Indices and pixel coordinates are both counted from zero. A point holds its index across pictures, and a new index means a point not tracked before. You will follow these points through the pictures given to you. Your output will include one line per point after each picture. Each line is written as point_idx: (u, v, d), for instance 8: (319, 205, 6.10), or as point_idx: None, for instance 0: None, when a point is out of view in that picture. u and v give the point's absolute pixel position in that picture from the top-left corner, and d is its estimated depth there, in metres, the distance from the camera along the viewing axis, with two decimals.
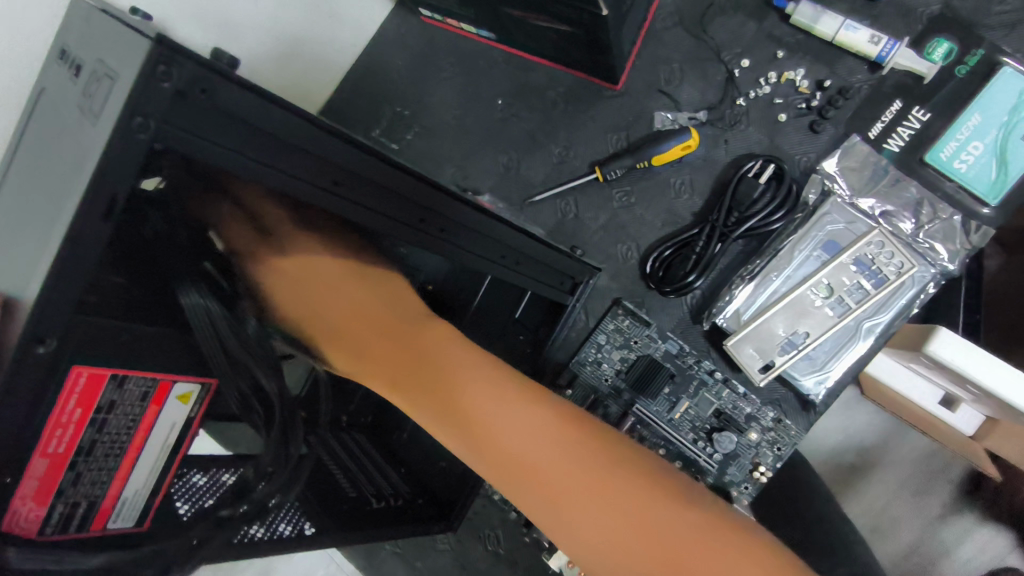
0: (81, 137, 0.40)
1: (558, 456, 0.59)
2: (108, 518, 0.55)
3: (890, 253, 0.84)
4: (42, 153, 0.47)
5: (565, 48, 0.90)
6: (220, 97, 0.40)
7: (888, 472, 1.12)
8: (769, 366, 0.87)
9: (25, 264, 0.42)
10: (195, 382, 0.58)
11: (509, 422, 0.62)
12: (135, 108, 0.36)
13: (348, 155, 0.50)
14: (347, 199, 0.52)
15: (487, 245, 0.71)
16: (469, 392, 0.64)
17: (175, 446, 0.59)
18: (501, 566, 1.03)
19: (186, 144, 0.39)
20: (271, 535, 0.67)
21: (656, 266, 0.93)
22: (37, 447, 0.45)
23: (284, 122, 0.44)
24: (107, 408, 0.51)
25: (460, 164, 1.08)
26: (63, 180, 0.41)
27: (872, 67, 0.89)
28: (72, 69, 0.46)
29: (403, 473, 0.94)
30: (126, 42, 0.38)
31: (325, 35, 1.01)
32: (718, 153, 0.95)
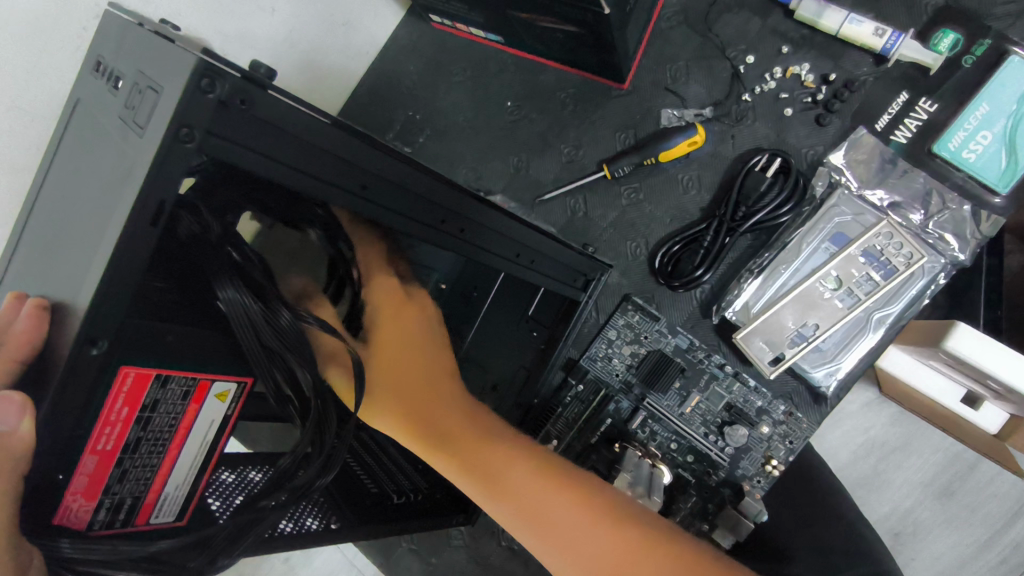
0: (128, 148, 0.42)
1: (560, 500, 0.63)
2: (151, 513, 0.56)
3: (898, 244, 0.84)
4: (84, 161, 0.50)
5: (574, 49, 0.92)
6: (259, 107, 0.42)
7: (908, 470, 1.10)
8: (780, 358, 0.87)
9: (74, 271, 0.44)
10: (233, 381, 0.58)
11: (520, 468, 0.67)
12: (181, 119, 0.38)
13: (373, 159, 0.52)
14: (373, 202, 0.54)
15: (504, 245, 0.72)
16: (487, 447, 0.70)
17: (213, 442, 0.59)
18: (516, 561, 1.03)
19: (227, 152, 0.42)
20: (299, 529, 0.69)
21: (665, 261, 0.94)
22: (87, 443, 0.46)
23: (309, 126, 0.46)
24: (152, 407, 0.51)
25: (472, 165, 1.10)
26: (110, 189, 0.43)
27: (878, 59, 0.90)
28: (109, 81, 0.49)
29: (421, 469, 0.94)
30: (170, 55, 0.40)
31: (340, 44, 1.05)
32: (726, 149, 0.96)
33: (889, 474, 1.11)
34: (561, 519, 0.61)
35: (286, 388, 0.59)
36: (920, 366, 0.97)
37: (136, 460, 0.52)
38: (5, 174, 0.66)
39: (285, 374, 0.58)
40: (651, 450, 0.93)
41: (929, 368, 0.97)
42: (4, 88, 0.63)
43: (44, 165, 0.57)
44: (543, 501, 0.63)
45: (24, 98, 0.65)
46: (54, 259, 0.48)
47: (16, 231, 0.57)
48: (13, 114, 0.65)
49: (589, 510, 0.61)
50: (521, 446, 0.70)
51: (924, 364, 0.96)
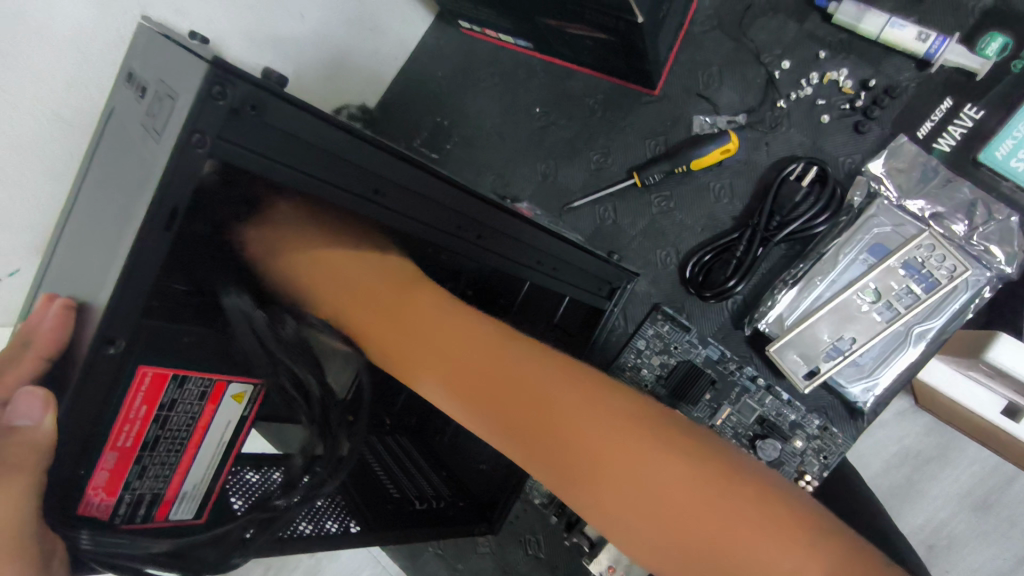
0: (147, 154, 0.43)
1: (597, 422, 0.52)
2: (170, 510, 0.55)
3: (940, 256, 0.81)
4: (112, 169, 0.51)
5: (603, 56, 0.91)
6: (270, 114, 0.42)
7: (948, 487, 1.07)
8: (815, 372, 0.85)
9: (96, 272, 0.45)
10: (249, 384, 0.58)
11: (588, 413, 0.53)
12: (193, 125, 0.39)
13: (394, 168, 0.52)
14: (387, 207, 0.54)
15: (522, 250, 0.71)
16: (541, 392, 0.55)
17: (230, 443, 0.59)
18: (542, 570, 1.02)
19: (244, 159, 0.43)
20: (319, 531, 0.69)
21: (696, 271, 0.92)
22: (107, 440, 0.46)
23: (330, 136, 0.46)
24: (170, 406, 0.51)
25: (500, 172, 1.10)
26: (130, 194, 0.44)
27: (921, 65, 0.87)
28: (137, 90, 0.50)
29: (444, 476, 0.94)
30: (185, 64, 0.41)
31: (368, 49, 1.05)
32: (759, 156, 0.94)
33: (922, 486, 1.08)
34: (605, 436, 0.50)
35: (291, 389, 0.56)
36: (960, 378, 0.88)
37: (155, 458, 0.52)
38: (46, 184, 0.67)
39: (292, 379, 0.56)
40: None
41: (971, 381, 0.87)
42: (45, 100, 0.65)
43: (81, 174, 0.59)
44: (623, 463, 0.49)
45: (63, 108, 0.66)
46: (82, 261, 0.50)
47: (56, 237, 0.59)
48: (55, 125, 0.66)
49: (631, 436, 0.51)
50: (578, 383, 0.57)
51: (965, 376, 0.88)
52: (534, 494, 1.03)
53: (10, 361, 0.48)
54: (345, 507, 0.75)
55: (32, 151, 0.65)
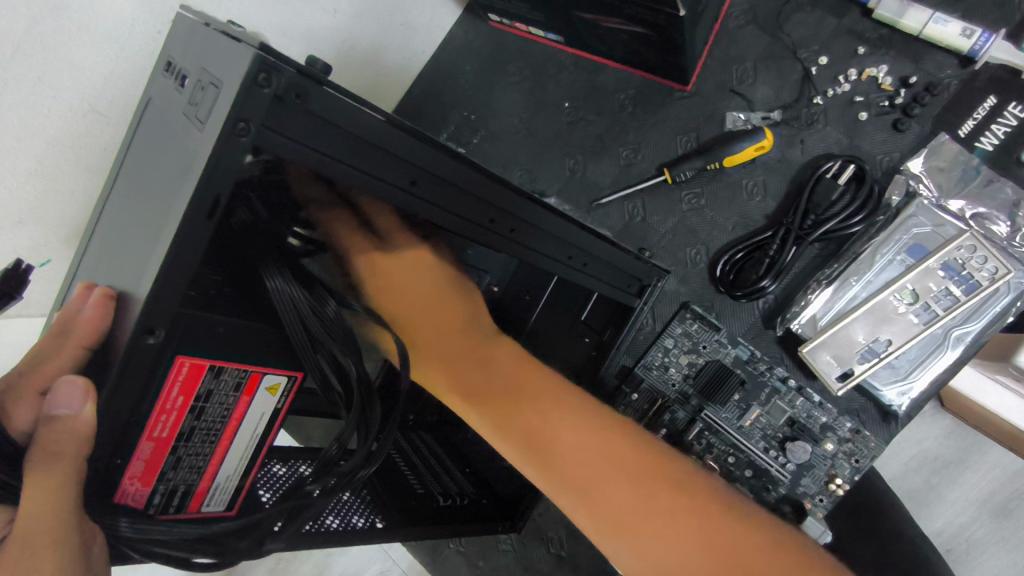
0: (189, 143, 0.42)
1: (581, 447, 0.63)
2: (203, 502, 0.53)
3: (982, 257, 0.79)
4: (151, 158, 0.50)
5: (637, 50, 0.89)
6: (315, 101, 0.41)
7: (981, 494, 1.04)
8: (848, 374, 0.83)
9: (137, 261, 0.44)
10: (284, 375, 0.54)
11: (614, 458, 0.61)
12: (238, 113, 0.38)
13: (432, 158, 0.50)
14: (424, 199, 0.52)
15: (554, 246, 0.69)
16: (545, 429, 0.65)
17: (264, 436, 0.56)
18: (564, 569, 1.01)
19: (283, 148, 0.41)
20: (345, 526, 0.68)
21: (727, 270, 0.91)
22: (143, 430, 0.45)
23: (371, 126, 0.45)
24: (205, 398, 0.49)
25: (527, 167, 1.09)
26: (172, 182, 0.43)
27: (964, 61, 0.85)
28: (176, 79, 0.49)
29: (467, 473, 0.92)
30: (229, 50, 0.40)
31: (398, 43, 1.04)
32: (794, 153, 0.93)
33: (949, 492, 1.06)
34: (582, 465, 0.62)
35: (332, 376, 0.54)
36: (986, 380, 0.85)
37: (189, 449, 0.50)
38: (80, 173, 0.67)
39: (332, 363, 0.54)
40: (710, 463, 0.91)
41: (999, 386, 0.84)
42: (84, 91, 0.64)
43: (118, 165, 0.58)
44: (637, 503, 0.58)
45: (99, 99, 0.66)
46: (119, 251, 0.49)
47: (92, 227, 0.59)
48: (91, 117, 0.66)
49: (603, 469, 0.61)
50: (612, 433, 0.64)
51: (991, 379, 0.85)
52: None
53: (51, 351, 0.48)
54: (371, 502, 0.74)
55: (68, 143, 0.65)
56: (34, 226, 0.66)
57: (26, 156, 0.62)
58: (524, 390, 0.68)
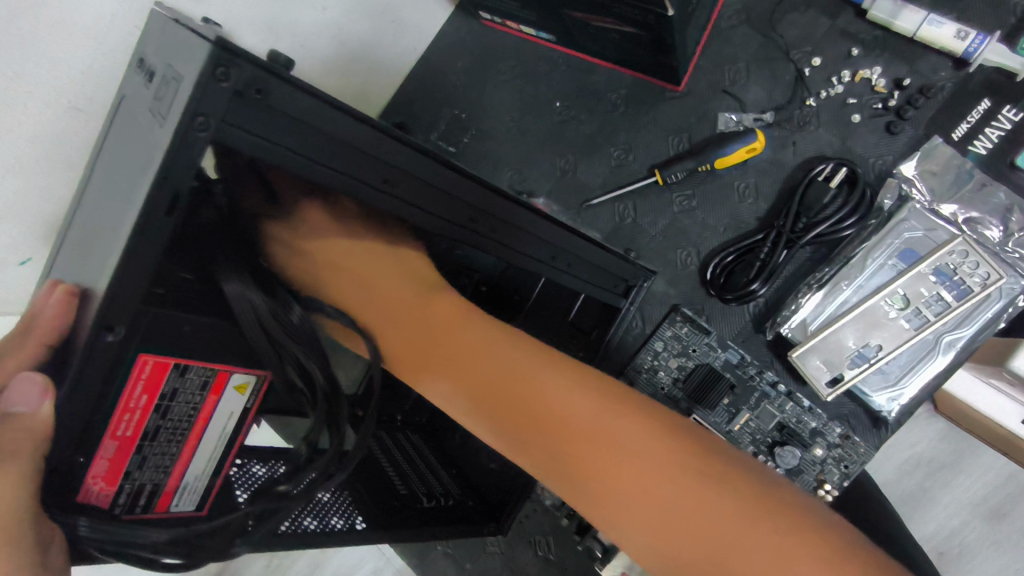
0: (152, 139, 0.41)
1: (534, 381, 0.56)
2: (171, 502, 0.52)
3: (974, 262, 0.78)
4: (119, 155, 0.49)
5: (629, 50, 0.88)
6: (278, 98, 0.40)
7: (973, 500, 1.04)
8: (838, 379, 0.82)
9: (100, 257, 0.43)
10: (252, 374, 0.54)
11: (609, 426, 0.51)
12: (196, 108, 0.36)
13: (404, 156, 0.49)
14: (396, 197, 0.51)
15: (536, 246, 0.68)
16: (499, 370, 0.59)
17: (232, 436, 0.56)
18: (551, 572, 1.00)
19: (245, 144, 0.40)
20: (323, 528, 0.67)
21: (717, 272, 0.90)
22: (106, 429, 0.44)
23: (339, 123, 0.44)
24: (171, 396, 0.48)
25: (518, 167, 1.08)
26: (135, 178, 0.42)
27: (958, 63, 0.84)
28: (146, 76, 0.48)
29: (454, 474, 0.92)
30: (192, 45, 0.39)
31: (388, 41, 1.03)
32: (786, 156, 0.92)
33: (940, 497, 1.05)
34: (536, 404, 0.55)
35: (297, 379, 0.54)
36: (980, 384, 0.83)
37: (156, 448, 0.49)
38: (56, 170, 0.66)
39: (295, 367, 0.54)
40: None
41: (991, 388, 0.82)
42: (60, 88, 0.63)
43: (92, 161, 0.57)
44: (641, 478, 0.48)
45: (78, 95, 0.65)
46: (87, 250, 0.48)
47: (65, 225, 0.58)
48: (68, 113, 0.64)
49: (556, 405, 0.54)
50: (568, 371, 0.57)
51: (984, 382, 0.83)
52: (545, 495, 1.01)
53: (11, 350, 0.46)
54: (352, 503, 0.72)
55: (44, 138, 0.64)
56: (9, 221, 0.65)
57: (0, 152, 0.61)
58: (499, 358, 0.60)
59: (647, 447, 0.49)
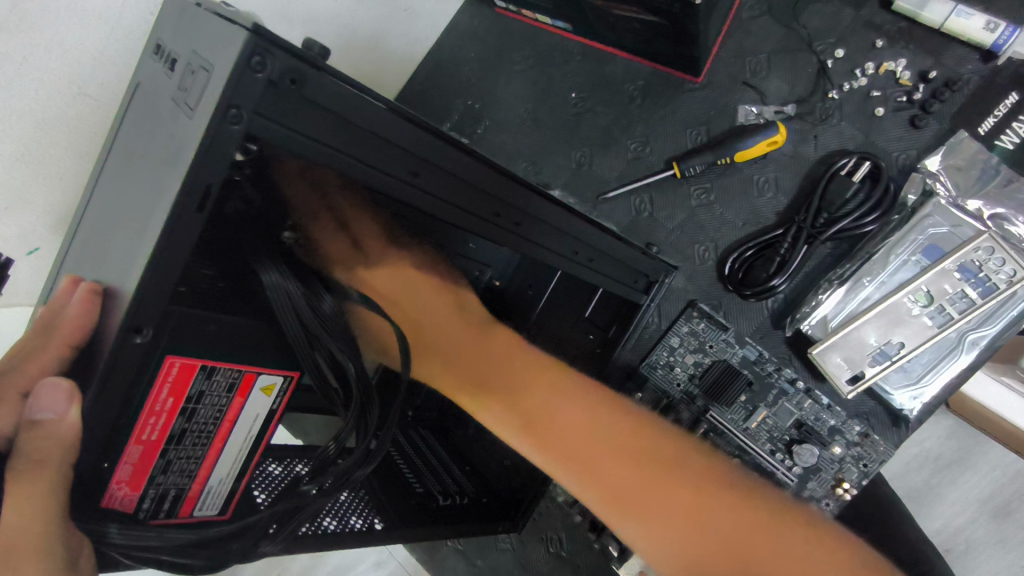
0: (178, 129, 0.40)
1: (622, 441, 0.65)
2: (195, 506, 0.51)
3: (1000, 260, 0.76)
4: (139, 145, 0.47)
5: (649, 40, 0.87)
6: (312, 89, 0.38)
7: (989, 500, 1.03)
8: (858, 377, 0.81)
9: (124, 254, 0.42)
10: (279, 374, 0.52)
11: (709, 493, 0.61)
12: (231, 99, 0.35)
13: (433, 147, 0.47)
14: (425, 190, 0.49)
15: (558, 241, 0.66)
16: (583, 426, 0.66)
17: (257, 438, 0.54)
18: (564, 569, 0.99)
19: (280, 137, 0.39)
20: (343, 528, 0.66)
21: (736, 267, 0.89)
22: (131, 433, 0.43)
23: (371, 113, 0.42)
24: (196, 399, 0.47)
25: (532, 159, 1.06)
26: (161, 169, 0.40)
27: (986, 56, 0.83)
28: (165, 63, 0.46)
29: (467, 471, 0.90)
30: (221, 32, 0.38)
31: (401, 29, 1.01)
32: (807, 150, 0.90)
33: (957, 496, 1.04)
34: (629, 464, 0.62)
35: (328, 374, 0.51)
36: (992, 383, 0.85)
37: (180, 452, 0.48)
38: (66, 158, 0.64)
39: (329, 358, 0.51)
40: None
41: (1003, 387, 0.84)
42: (71, 73, 0.61)
43: (107, 150, 0.56)
44: (703, 509, 0.59)
45: (89, 84, 0.63)
46: (108, 244, 0.46)
47: (80, 216, 0.56)
48: (80, 99, 0.63)
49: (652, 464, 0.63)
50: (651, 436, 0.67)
51: (998, 381, 0.85)
52: (558, 491, 1.00)
53: (34, 351, 0.45)
54: (368, 501, 0.71)
55: (54, 128, 0.62)
56: (19, 212, 0.63)
57: (11, 139, 0.59)
58: (581, 418, 0.67)
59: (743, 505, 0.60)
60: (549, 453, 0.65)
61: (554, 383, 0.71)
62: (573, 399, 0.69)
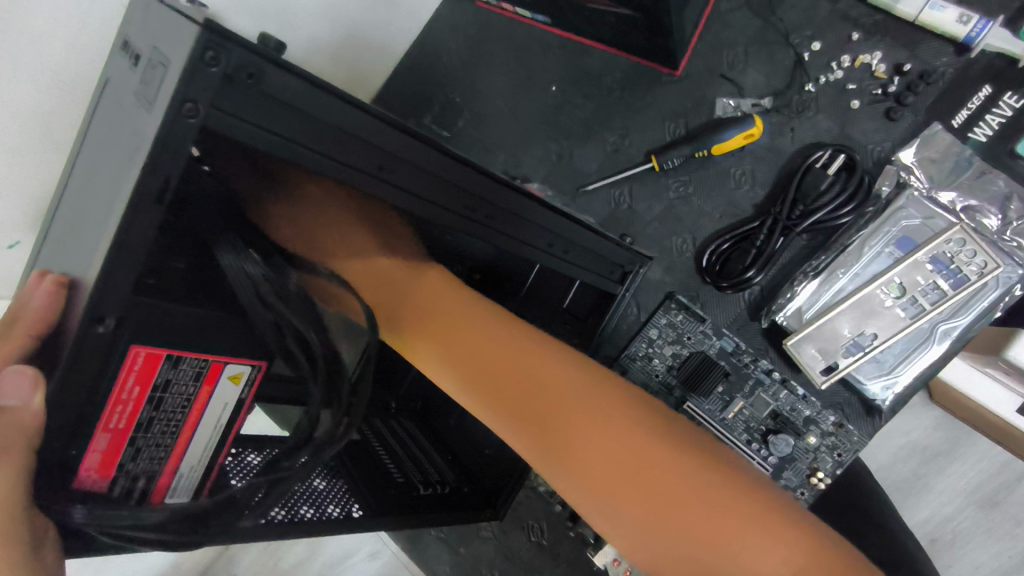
0: (139, 124, 0.40)
1: (573, 389, 0.58)
2: (167, 493, 0.52)
3: (971, 251, 0.77)
4: (106, 140, 0.48)
5: (625, 33, 0.87)
6: (272, 86, 0.39)
7: (966, 489, 1.04)
8: (832, 368, 0.82)
9: (89, 246, 0.42)
10: (248, 364, 0.53)
11: (676, 479, 0.51)
12: (185, 93, 0.35)
13: (401, 144, 0.48)
14: (394, 185, 0.50)
15: (533, 233, 0.67)
16: (532, 375, 0.60)
17: (228, 425, 0.54)
18: (544, 557, 1.00)
19: (242, 132, 0.39)
20: (319, 516, 0.65)
21: (713, 259, 0.89)
22: (98, 421, 0.43)
23: (343, 114, 0.43)
24: (164, 387, 0.47)
25: (512, 152, 1.07)
26: (123, 164, 0.41)
27: (960, 49, 0.83)
28: (131, 58, 0.47)
29: (449, 460, 0.91)
30: (179, 27, 0.38)
31: (380, 22, 1.01)
32: (784, 142, 0.91)
33: (935, 484, 1.05)
34: (577, 419, 0.55)
35: (294, 347, 0.53)
36: (975, 371, 0.86)
37: (149, 440, 0.48)
38: (42, 152, 0.65)
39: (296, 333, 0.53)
40: None
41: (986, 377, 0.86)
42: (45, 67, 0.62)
43: (78, 144, 0.56)
44: (657, 480, 0.51)
45: (63, 79, 0.63)
46: (75, 240, 0.47)
47: (52, 209, 0.57)
48: (54, 94, 0.63)
49: (603, 421, 0.55)
50: (616, 420, 0.55)
51: (980, 370, 0.86)
52: (539, 481, 1.01)
53: None
54: (347, 490, 0.71)
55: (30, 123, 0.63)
56: None
57: None
58: (528, 366, 0.60)
59: (720, 497, 0.49)
60: (496, 407, 0.61)
61: (506, 332, 0.65)
62: (525, 345, 0.63)
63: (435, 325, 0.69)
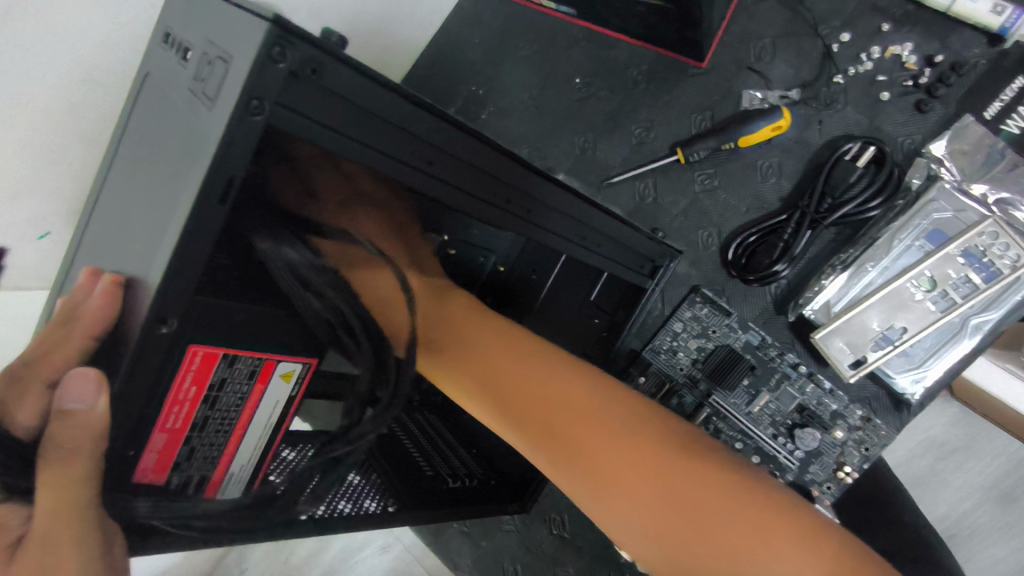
0: (196, 121, 0.40)
1: (580, 395, 0.64)
2: (219, 490, 0.52)
3: (1004, 244, 0.76)
4: (153, 134, 0.48)
5: (654, 25, 0.86)
6: (330, 79, 0.38)
7: (989, 484, 1.03)
8: (861, 361, 0.81)
9: (145, 245, 0.42)
10: (300, 361, 0.53)
11: (673, 471, 0.55)
12: (252, 91, 0.35)
13: (444, 132, 0.47)
14: (438, 177, 0.49)
15: (566, 224, 0.66)
16: (541, 382, 0.66)
17: (278, 424, 0.55)
18: (567, 549, 1.00)
19: (303, 129, 0.39)
20: (359, 511, 0.66)
21: (739, 253, 0.89)
22: (155, 422, 0.44)
23: (390, 103, 0.42)
24: (219, 387, 0.47)
25: (536, 145, 1.06)
26: (179, 162, 0.40)
27: (993, 40, 0.82)
28: (177, 51, 0.46)
29: (474, 454, 0.90)
30: (236, 22, 0.37)
31: (404, 14, 1.00)
32: (812, 134, 0.90)
33: (957, 479, 1.05)
34: (583, 419, 0.61)
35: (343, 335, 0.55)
36: (997, 368, 0.84)
37: (203, 439, 0.49)
38: (76, 144, 0.65)
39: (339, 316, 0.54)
40: None
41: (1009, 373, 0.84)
42: (79, 59, 0.62)
43: (117, 139, 0.56)
44: (656, 473, 0.56)
45: (96, 70, 0.63)
46: (124, 237, 0.46)
47: (91, 203, 0.57)
48: (86, 86, 0.63)
49: (606, 422, 0.61)
50: (620, 423, 0.60)
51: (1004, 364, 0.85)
52: None
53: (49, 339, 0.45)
54: (381, 485, 0.71)
55: (63, 116, 0.63)
56: (31, 198, 0.64)
57: (20, 126, 0.60)
58: (539, 375, 0.67)
59: (717, 490, 0.54)
60: (508, 411, 0.66)
61: (520, 347, 0.71)
62: (537, 358, 0.69)
63: (455, 342, 0.75)
